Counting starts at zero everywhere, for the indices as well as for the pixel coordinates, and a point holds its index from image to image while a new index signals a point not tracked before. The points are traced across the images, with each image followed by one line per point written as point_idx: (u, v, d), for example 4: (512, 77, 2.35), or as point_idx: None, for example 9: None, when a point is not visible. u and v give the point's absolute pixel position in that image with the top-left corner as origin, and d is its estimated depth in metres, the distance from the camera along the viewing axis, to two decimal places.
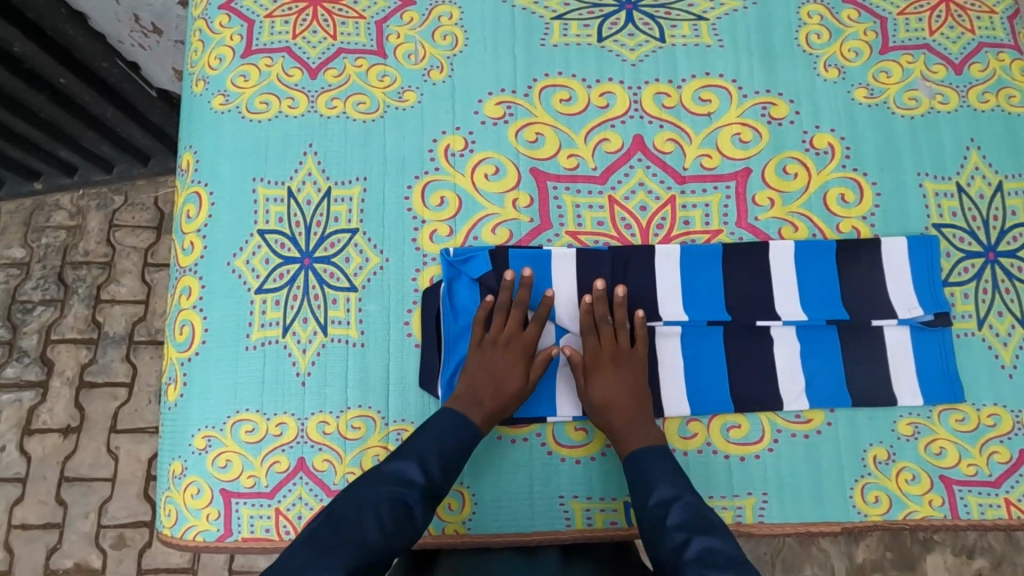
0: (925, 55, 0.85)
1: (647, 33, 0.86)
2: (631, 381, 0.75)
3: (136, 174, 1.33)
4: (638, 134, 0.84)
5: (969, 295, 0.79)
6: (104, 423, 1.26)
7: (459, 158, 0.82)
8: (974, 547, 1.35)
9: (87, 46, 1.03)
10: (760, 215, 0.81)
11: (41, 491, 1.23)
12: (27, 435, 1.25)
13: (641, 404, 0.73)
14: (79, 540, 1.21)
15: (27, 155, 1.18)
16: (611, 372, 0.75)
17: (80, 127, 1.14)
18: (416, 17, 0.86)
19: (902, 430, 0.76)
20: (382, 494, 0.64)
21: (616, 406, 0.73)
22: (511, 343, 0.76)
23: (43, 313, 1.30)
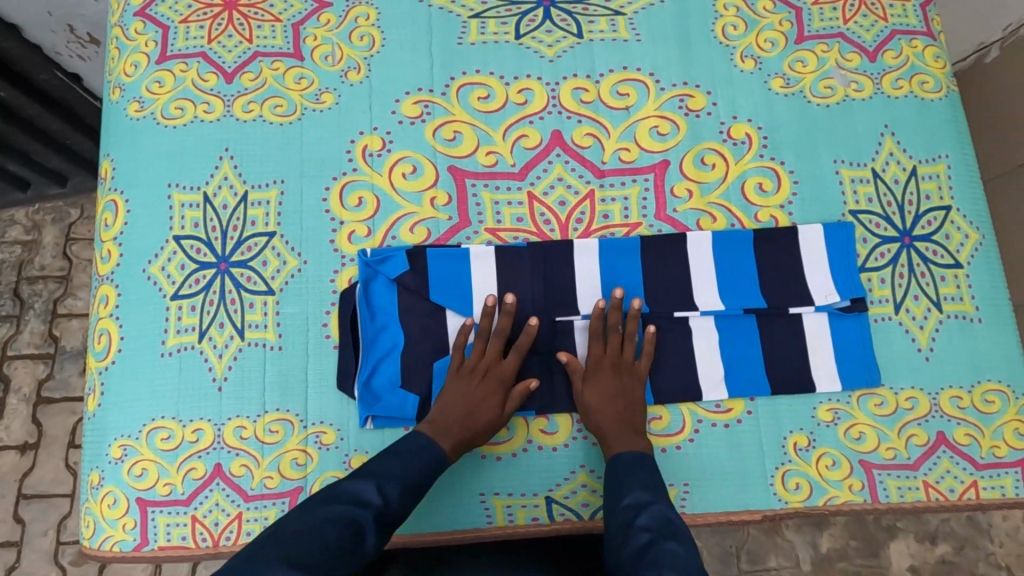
0: (840, 43, 0.85)
1: (564, 29, 0.86)
2: (625, 390, 0.74)
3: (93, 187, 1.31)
4: (557, 130, 0.84)
5: (886, 280, 0.79)
6: (63, 438, 1.24)
7: (377, 158, 0.82)
8: (937, 532, 1.35)
9: (24, 57, 1.01)
10: (679, 207, 0.82)
11: None
12: None
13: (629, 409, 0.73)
14: (39, 558, 1.19)
15: None
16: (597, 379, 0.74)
17: (29, 143, 1.11)
18: (333, 19, 0.85)
19: (822, 416, 0.77)
20: (336, 511, 0.57)
21: (608, 412, 0.72)
22: (491, 373, 0.74)
23: None
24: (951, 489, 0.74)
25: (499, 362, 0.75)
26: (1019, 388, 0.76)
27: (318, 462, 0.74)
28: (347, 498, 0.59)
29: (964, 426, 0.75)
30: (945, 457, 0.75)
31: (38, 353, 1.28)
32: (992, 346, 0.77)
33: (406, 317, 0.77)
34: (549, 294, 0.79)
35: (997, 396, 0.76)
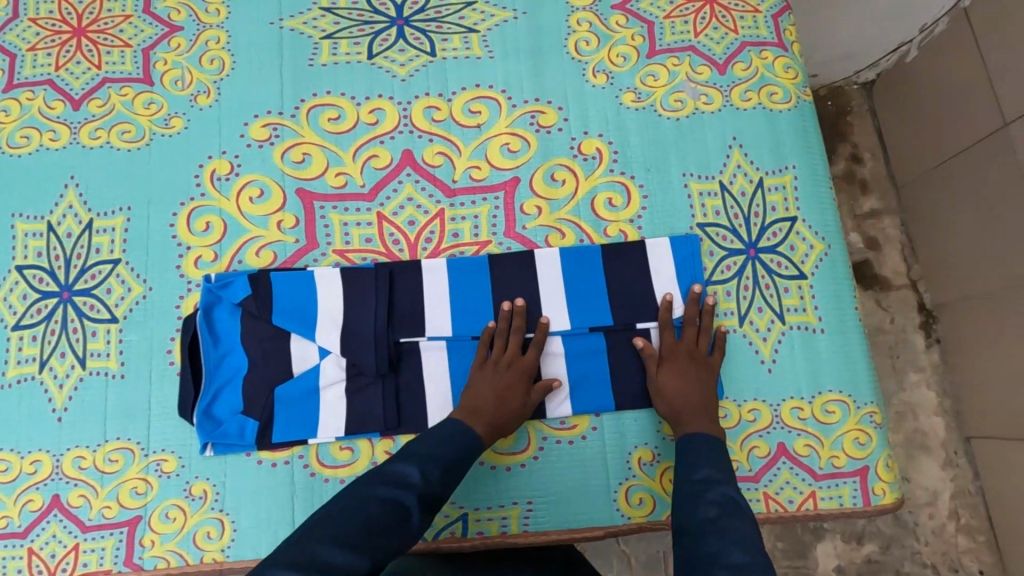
0: (691, 56, 0.86)
1: (417, 48, 0.87)
2: (704, 380, 0.74)
3: None
4: (407, 149, 0.84)
5: (731, 293, 0.79)
6: None
7: (224, 182, 0.82)
8: (863, 532, 1.31)
9: None
10: (528, 224, 0.82)
11: None
12: None
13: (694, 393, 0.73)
14: None
15: None
16: (677, 364, 0.75)
17: None
18: (183, 42, 0.85)
19: (666, 430, 0.78)
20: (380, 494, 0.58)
21: (693, 396, 0.73)
22: (515, 366, 0.75)
23: None
24: (790, 499, 0.74)
25: (523, 359, 0.75)
26: (859, 398, 0.77)
27: (158, 490, 0.74)
28: (392, 480, 0.60)
29: (804, 437, 0.75)
30: (785, 468, 0.75)
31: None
32: (834, 356, 0.78)
33: (248, 342, 0.77)
34: (395, 315, 0.79)
35: (836, 406, 0.76)
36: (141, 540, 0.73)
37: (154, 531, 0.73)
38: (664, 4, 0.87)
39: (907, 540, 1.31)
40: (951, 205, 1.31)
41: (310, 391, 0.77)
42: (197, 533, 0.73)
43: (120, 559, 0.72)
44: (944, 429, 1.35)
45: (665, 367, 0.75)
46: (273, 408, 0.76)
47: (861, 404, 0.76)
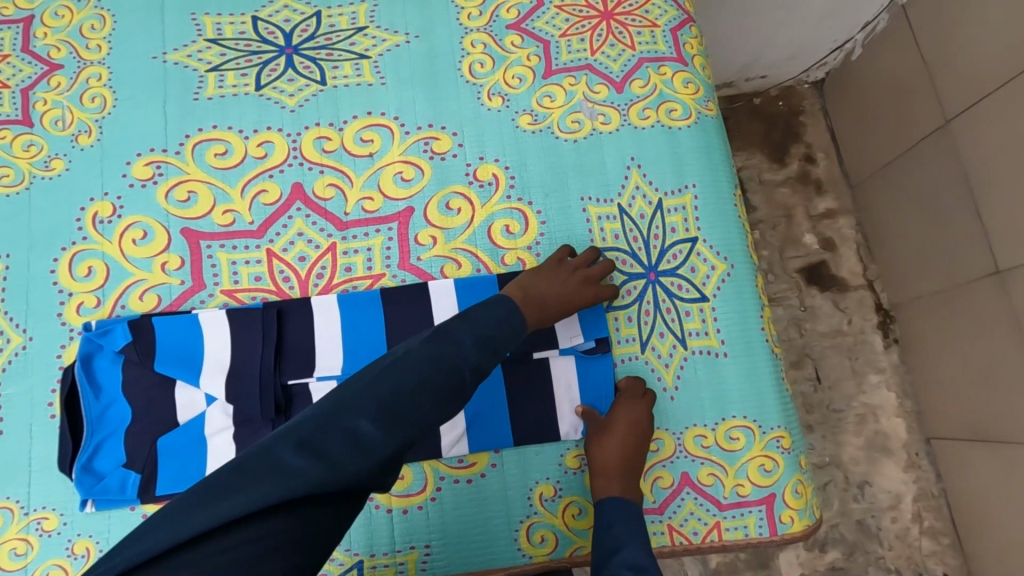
0: (588, 75, 0.83)
1: (307, 77, 0.84)
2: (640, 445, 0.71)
3: None
4: (297, 182, 0.81)
5: (633, 318, 0.77)
6: None
7: (107, 225, 0.79)
8: (824, 539, 1.26)
9: None
10: (422, 255, 0.79)
11: None
12: None
13: (627, 456, 0.70)
14: None
15: None
16: (623, 416, 0.71)
17: None
18: (64, 81, 0.83)
19: (568, 463, 0.75)
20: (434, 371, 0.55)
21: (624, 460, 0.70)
22: (585, 283, 0.73)
23: None
24: (695, 531, 0.72)
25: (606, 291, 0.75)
26: (765, 423, 0.74)
27: (38, 550, 0.71)
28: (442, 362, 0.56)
29: (708, 465, 0.73)
30: (690, 499, 0.72)
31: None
32: (738, 380, 0.75)
33: (130, 392, 0.74)
34: (285, 355, 0.76)
35: (741, 432, 0.74)
36: None
37: None
38: (560, 22, 0.85)
39: (871, 546, 1.25)
40: (902, 203, 1.27)
41: (196, 438, 0.74)
42: None
43: None
44: (905, 430, 1.30)
45: (618, 416, 0.72)
46: (157, 460, 0.73)
47: (768, 429, 0.74)
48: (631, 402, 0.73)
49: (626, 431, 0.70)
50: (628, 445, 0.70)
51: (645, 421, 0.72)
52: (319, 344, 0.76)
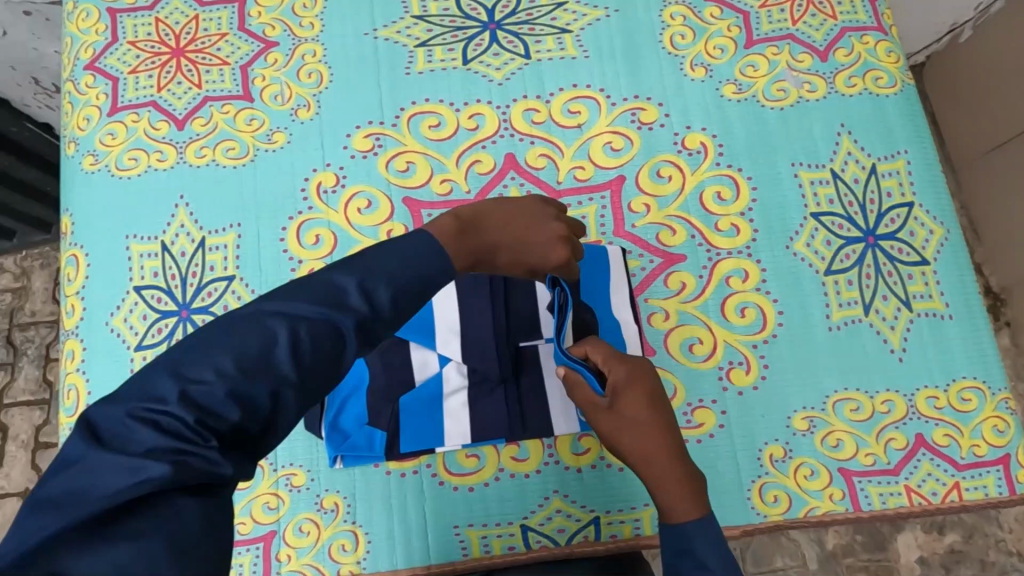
0: (790, 44, 0.84)
1: (512, 51, 0.86)
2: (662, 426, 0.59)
3: None
4: (510, 153, 0.83)
5: (853, 282, 0.78)
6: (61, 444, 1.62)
7: (331, 195, 0.82)
8: (942, 522, 1.25)
9: None
10: (637, 222, 0.81)
11: None
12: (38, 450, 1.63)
13: (671, 440, 0.58)
14: None
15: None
16: (624, 390, 0.60)
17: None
18: (280, 58, 0.86)
19: (797, 425, 0.76)
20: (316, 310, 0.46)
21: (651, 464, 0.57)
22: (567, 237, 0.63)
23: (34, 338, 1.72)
24: (934, 492, 0.73)
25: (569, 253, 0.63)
26: (993, 384, 0.75)
27: (290, 504, 0.74)
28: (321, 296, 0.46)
29: (943, 426, 0.74)
30: (925, 460, 0.73)
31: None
32: (963, 343, 0.76)
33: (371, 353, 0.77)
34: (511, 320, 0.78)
35: (972, 394, 0.75)
36: (277, 555, 0.73)
37: (290, 546, 0.73)
38: None
39: (989, 529, 1.25)
40: (1007, 182, 1.25)
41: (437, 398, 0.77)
42: (332, 546, 0.73)
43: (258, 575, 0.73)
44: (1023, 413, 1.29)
45: (621, 398, 0.60)
46: (400, 418, 0.75)
47: (996, 390, 0.75)
48: (624, 373, 0.60)
49: (633, 408, 0.59)
50: (647, 427, 0.59)
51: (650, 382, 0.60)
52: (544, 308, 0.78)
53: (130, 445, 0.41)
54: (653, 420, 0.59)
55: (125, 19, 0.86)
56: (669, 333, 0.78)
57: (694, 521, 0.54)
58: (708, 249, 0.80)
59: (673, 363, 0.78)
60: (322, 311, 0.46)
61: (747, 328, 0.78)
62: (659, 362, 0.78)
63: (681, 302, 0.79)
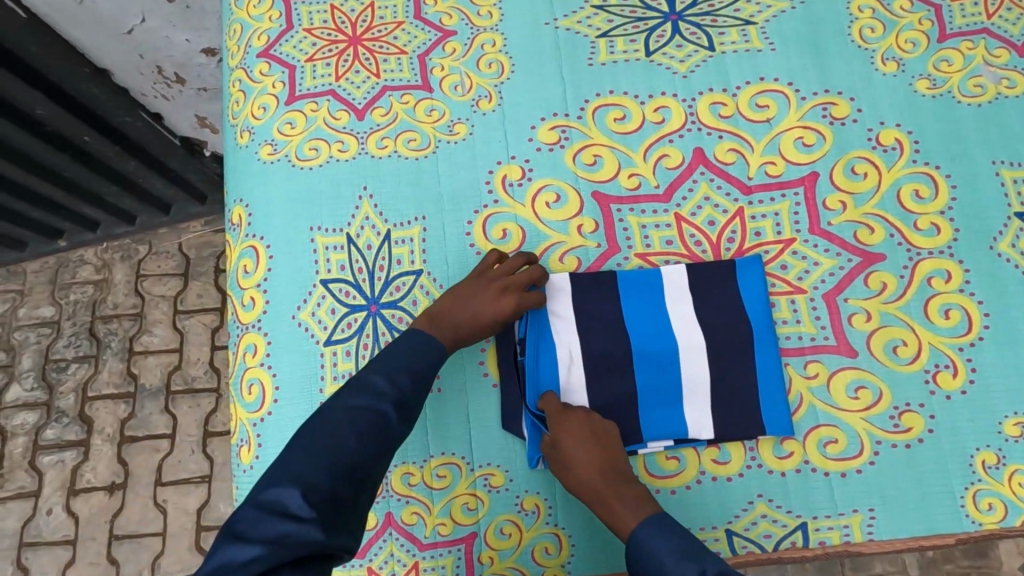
0: (986, 39, 0.82)
1: (695, 43, 0.84)
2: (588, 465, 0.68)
3: (168, 158, 1.44)
4: (698, 147, 0.81)
5: None
6: (149, 441, 1.62)
7: (517, 188, 0.80)
8: None
9: (83, 82, 1.19)
10: (833, 220, 0.79)
11: (139, 489, 1.59)
12: (122, 444, 1.63)
13: (621, 467, 0.69)
14: (138, 504, 1.58)
15: (73, 161, 1.31)
16: (577, 430, 0.69)
17: (82, 128, 1.25)
18: (458, 47, 0.84)
19: (1009, 431, 0.74)
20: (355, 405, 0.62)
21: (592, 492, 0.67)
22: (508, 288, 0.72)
23: (119, 328, 1.70)
24: None
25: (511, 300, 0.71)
26: None
27: (489, 505, 0.72)
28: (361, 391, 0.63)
29: None
30: None
31: (203, 386, 1.66)
32: None
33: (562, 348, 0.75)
34: (705, 319, 0.76)
35: None
36: (479, 557, 0.71)
37: (491, 549, 0.71)
38: None
39: None
40: None
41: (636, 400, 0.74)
42: (534, 548, 0.71)
43: None
44: None
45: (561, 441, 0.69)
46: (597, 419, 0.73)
47: None
48: (566, 424, 0.69)
49: (593, 448, 0.68)
50: (606, 458, 0.68)
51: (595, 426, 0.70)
52: (741, 309, 0.76)
53: (250, 533, 0.53)
54: (607, 457, 0.68)
55: (300, 7, 0.85)
56: (871, 334, 0.76)
57: (646, 522, 0.64)
58: (908, 248, 0.78)
59: (876, 365, 0.75)
60: (370, 402, 0.62)
61: (951, 331, 0.76)
62: (861, 364, 0.76)
63: (882, 303, 0.77)
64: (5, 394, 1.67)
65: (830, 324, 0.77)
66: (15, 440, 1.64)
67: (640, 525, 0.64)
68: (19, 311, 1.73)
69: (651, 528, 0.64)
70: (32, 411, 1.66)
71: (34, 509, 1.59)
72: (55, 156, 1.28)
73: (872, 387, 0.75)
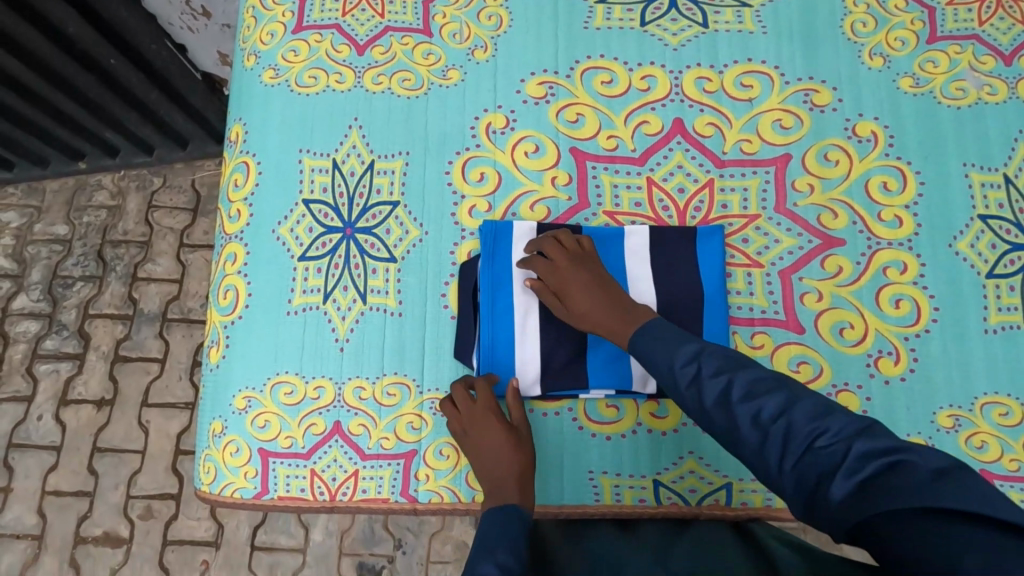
0: (974, 45, 0.84)
1: (689, 19, 0.87)
2: (605, 296, 0.71)
3: (191, 92, 1.49)
4: (678, 118, 0.84)
5: (1015, 288, 0.78)
6: (140, 364, 1.69)
7: (500, 136, 0.83)
8: None
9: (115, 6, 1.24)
10: (800, 201, 0.81)
11: (127, 405, 1.66)
12: (115, 363, 1.69)
13: (621, 299, 0.71)
14: (123, 421, 1.65)
15: (99, 83, 1.37)
16: (581, 286, 0.72)
17: (110, 51, 1.31)
18: None
19: (941, 422, 0.76)
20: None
21: (593, 316, 0.71)
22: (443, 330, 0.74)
23: (125, 254, 1.77)
24: None
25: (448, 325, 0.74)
26: None
27: (432, 427, 0.76)
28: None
29: None
30: None
31: (198, 317, 1.73)
32: None
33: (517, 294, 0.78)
34: (661, 280, 0.79)
35: None
36: (416, 474, 0.75)
37: (429, 467, 0.75)
38: None
39: None
40: None
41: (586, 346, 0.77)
42: (469, 473, 0.75)
43: (397, 490, 0.74)
44: None
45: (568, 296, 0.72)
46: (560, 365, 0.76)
47: None
48: (565, 281, 0.73)
49: (590, 292, 0.71)
50: (608, 299, 0.71)
51: (600, 273, 0.73)
52: (697, 275, 0.78)
53: None
54: (607, 297, 0.71)
55: None
56: (821, 314, 0.78)
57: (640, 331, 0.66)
58: (868, 237, 0.80)
59: (821, 344, 0.78)
60: None
61: (900, 320, 0.78)
62: (807, 341, 0.78)
63: (835, 286, 0.79)
64: (12, 302, 1.75)
65: (781, 300, 0.79)
66: (16, 346, 1.72)
67: (637, 338, 0.66)
68: (35, 227, 1.81)
69: (641, 334, 0.66)
70: (35, 321, 1.73)
71: (26, 413, 1.67)
72: (82, 75, 1.34)
73: (814, 364, 0.77)
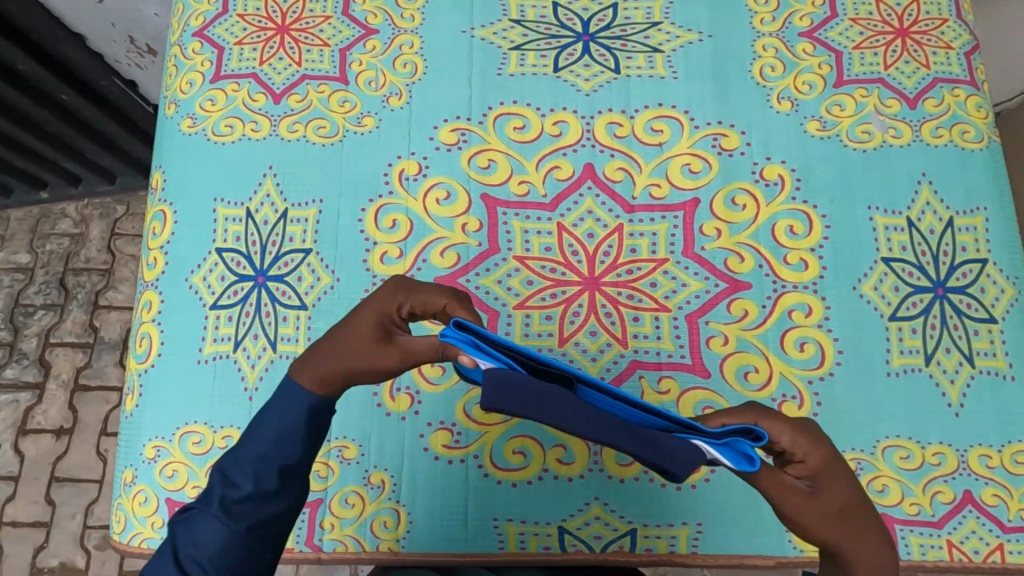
0: (880, 89, 0.85)
1: (602, 64, 0.88)
2: (863, 515, 0.43)
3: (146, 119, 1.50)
4: (589, 163, 0.85)
5: (918, 330, 0.78)
6: (99, 393, 1.70)
7: (413, 182, 0.84)
8: None
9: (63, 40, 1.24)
10: (707, 245, 0.82)
11: (85, 435, 1.66)
12: (74, 392, 1.70)
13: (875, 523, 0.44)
14: (82, 451, 1.65)
15: (54, 117, 1.35)
16: (843, 479, 0.43)
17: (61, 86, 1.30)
18: (378, 45, 0.89)
19: None
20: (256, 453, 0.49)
21: (853, 544, 0.43)
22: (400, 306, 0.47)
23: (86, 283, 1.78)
24: (975, 550, 0.73)
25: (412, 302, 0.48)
26: None
27: (339, 475, 0.76)
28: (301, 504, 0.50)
29: (993, 486, 0.74)
30: (971, 517, 0.74)
31: None
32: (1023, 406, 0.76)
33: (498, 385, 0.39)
34: None
35: None
36: (321, 522, 0.76)
37: (334, 515, 0.76)
38: (853, 35, 0.87)
39: None
40: None
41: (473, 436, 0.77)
42: (374, 521, 0.76)
43: (301, 539, 0.75)
44: None
45: (829, 492, 0.43)
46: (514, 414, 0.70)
47: None
48: (819, 456, 0.43)
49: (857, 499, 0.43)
50: (862, 516, 0.43)
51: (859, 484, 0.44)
52: None
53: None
54: (832, 511, 0.42)
55: None
56: (726, 357, 0.79)
57: None
58: (774, 280, 0.81)
59: (726, 389, 0.78)
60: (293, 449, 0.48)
61: (805, 363, 0.78)
62: (713, 386, 0.78)
63: (741, 329, 0.80)
64: None
65: (688, 344, 0.80)
66: None
67: None
68: None
69: None
70: None
71: None
72: (37, 110, 1.32)
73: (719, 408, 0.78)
